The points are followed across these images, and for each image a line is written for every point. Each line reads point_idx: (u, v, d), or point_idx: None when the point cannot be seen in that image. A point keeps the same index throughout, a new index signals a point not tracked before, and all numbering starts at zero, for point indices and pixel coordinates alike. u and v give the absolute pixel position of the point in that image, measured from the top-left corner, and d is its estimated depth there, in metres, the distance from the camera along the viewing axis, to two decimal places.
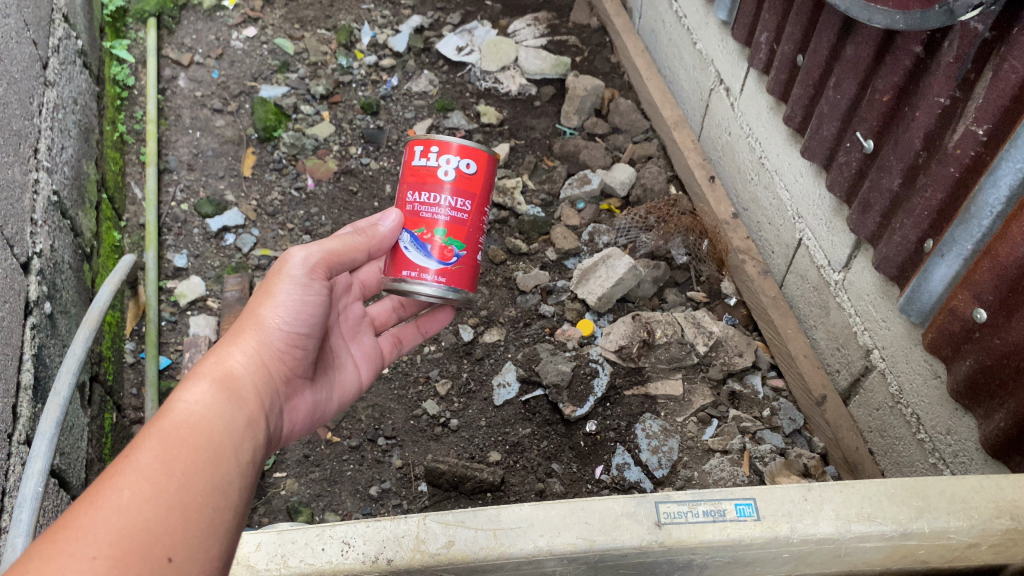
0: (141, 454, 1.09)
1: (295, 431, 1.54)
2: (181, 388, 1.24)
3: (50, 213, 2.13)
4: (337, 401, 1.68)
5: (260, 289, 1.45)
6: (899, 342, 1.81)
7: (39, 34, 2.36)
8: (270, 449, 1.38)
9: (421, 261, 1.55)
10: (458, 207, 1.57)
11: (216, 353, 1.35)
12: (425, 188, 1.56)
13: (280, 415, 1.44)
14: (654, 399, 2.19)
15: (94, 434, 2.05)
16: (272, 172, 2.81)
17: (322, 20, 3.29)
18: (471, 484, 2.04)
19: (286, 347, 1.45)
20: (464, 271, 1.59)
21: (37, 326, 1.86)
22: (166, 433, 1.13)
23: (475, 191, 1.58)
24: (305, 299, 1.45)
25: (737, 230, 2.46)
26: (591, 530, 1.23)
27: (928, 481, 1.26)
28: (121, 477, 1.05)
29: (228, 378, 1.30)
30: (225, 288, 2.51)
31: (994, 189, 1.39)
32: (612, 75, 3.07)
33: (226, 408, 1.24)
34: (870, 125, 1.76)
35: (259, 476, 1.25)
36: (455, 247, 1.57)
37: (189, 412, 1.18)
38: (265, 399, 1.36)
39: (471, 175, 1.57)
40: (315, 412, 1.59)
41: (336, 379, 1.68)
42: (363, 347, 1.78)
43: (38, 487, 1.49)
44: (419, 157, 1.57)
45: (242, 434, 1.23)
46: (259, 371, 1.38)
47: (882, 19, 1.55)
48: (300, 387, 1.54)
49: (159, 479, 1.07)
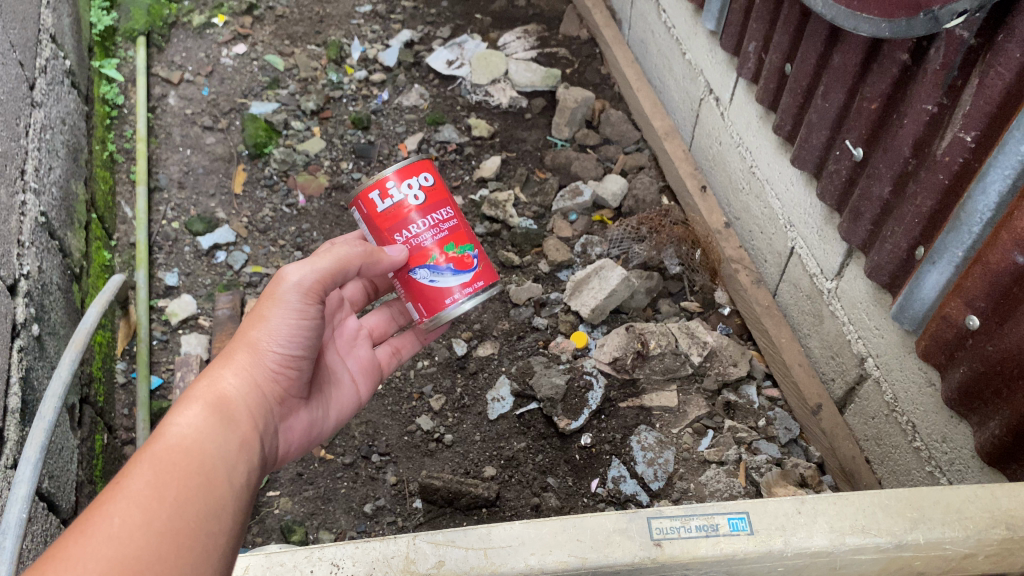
0: (132, 480, 1.08)
1: (290, 451, 1.53)
2: (173, 412, 1.23)
3: (38, 234, 2.12)
4: (335, 418, 1.66)
5: (253, 312, 1.44)
6: (892, 350, 1.80)
7: (26, 55, 2.37)
8: (266, 471, 1.37)
9: (449, 284, 1.59)
10: (444, 218, 1.60)
11: (207, 376, 1.34)
12: (406, 223, 1.56)
13: (276, 435, 1.43)
14: (649, 411, 2.17)
15: (85, 456, 2.03)
16: (264, 189, 2.80)
17: (312, 36, 3.30)
18: (466, 500, 2.03)
19: (280, 368, 1.44)
20: (483, 267, 1.65)
21: (24, 348, 1.85)
22: (158, 459, 1.12)
23: (445, 198, 1.62)
24: (299, 322, 1.43)
25: (729, 240, 2.45)
26: (583, 547, 1.21)
27: (922, 492, 1.24)
28: (112, 504, 1.05)
29: (220, 401, 1.29)
30: (216, 306, 2.49)
31: (983, 197, 1.38)
32: (603, 86, 3.07)
33: (219, 431, 1.23)
34: (859, 133, 1.75)
35: (254, 498, 1.24)
36: (468, 252, 1.62)
37: (181, 436, 1.18)
38: (259, 422, 1.34)
39: (433, 186, 1.60)
40: (311, 432, 1.58)
41: (332, 396, 1.66)
42: (359, 359, 1.76)
43: (23, 514, 1.47)
44: (380, 202, 1.56)
45: (236, 457, 1.22)
46: (252, 393, 1.36)
47: (867, 28, 1.55)
48: (296, 408, 1.52)
49: (150, 506, 1.06)
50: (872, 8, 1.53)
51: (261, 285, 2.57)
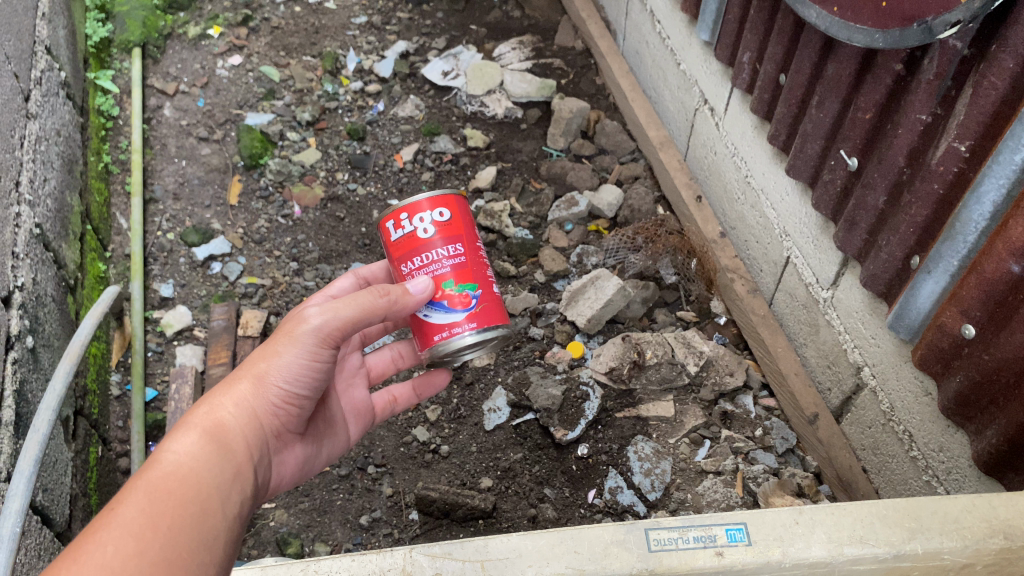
0: (126, 508, 1.07)
1: (282, 483, 1.51)
2: (169, 438, 1.21)
3: (32, 246, 2.12)
4: (327, 454, 1.64)
5: (265, 344, 1.40)
6: (889, 359, 1.80)
7: (21, 66, 2.37)
8: (257, 502, 1.35)
9: (447, 318, 1.52)
10: (454, 254, 1.54)
11: (207, 403, 1.31)
12: (416, 253, 1.53)
13: (270, 467, 1.42)
14: (646, 421, 2.17)
15: (79, 469, 2.01)
16: (259, 200, 2.80)
17: (307, 47, 3.31)
18: (463, 511, 2.02)
19: (282, 404, 1.40)
20: (489, 307, 1.56)
21: (18, 360, 1.84)
22: (152, 486, 1.11)
23: (460, 232, 1.56)
24: (310, 364, 1.38)
25: (725, 250, 2.46)
26: (580, 560, 1.20)
27: (920, 501, 1.23)
28: (105, 532, 1.03)
29: (217, 429, 1.27)
30: (211, 317, 2.48)
31: (978, 206, 1.39)
32: (598, 97, 3.09)
33: (215, 461, 1.21)
34: (853, 143, 1.76)
35: (245, 528, 1.23)
36: (469, 290, 1.53)
37: (177, 464, 1.16)
38: (255, 454, 1.33)
39: (448, 221, 1.55)
40: (303, 467, 1.56)
41: (328, 431, 1.64)
42: (354, 401, 1.74)
43: (16, 528, 1.45)
44: (395, 231, 1.55)
45: (229, 488, 1.21)
46: (251, 425, 1.33)
47: (862, 38, 1.57)
48: (290, 441, 1.51)
49: (144, 535, 1.05)
50: (867, 19, 1.55)
51: (256, 296, 2.56)
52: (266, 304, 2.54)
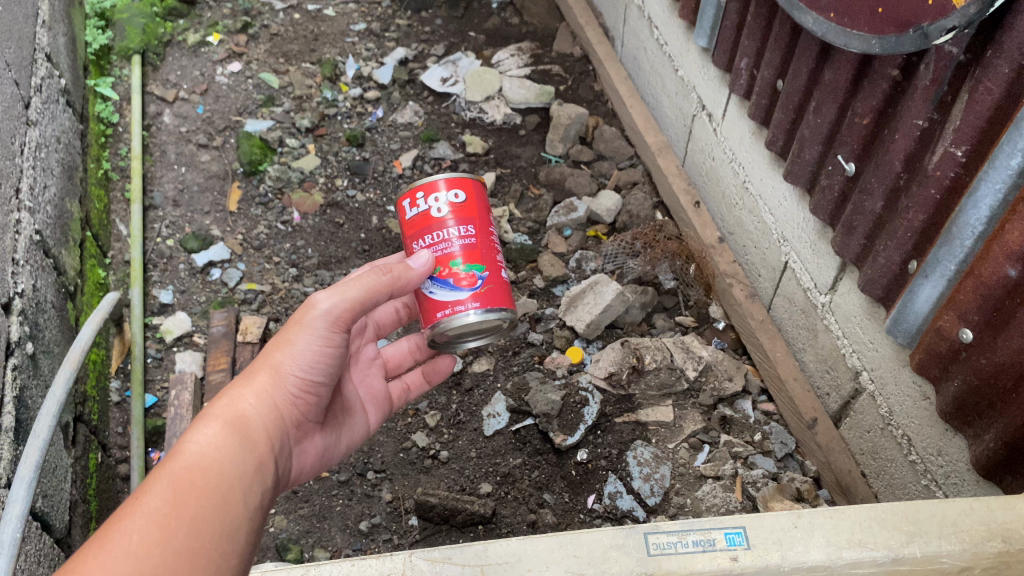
0: (150, 497, 1.07)
1: (302, 475, 1.51)
2: (192, 428, 1.22)
3: (32, 252, 2.12)
4: (346, 446, 1.64)
5: (279, 334, 1.41)
6: (887, 364, 1.80)
7: (21, 73, 2.38)
8: (279, 491, 1.36)
9: (451, 295, 1.52)
10: (466, 235, 1.54)
11: (227, 395, 1.32)
12: (428, 232, 1.54)
13: (290, 458, 1.41)
14: (645, 426, 2.17)
15: (79, 475, 2.01)
16: (259, 206, 2.81)
17: (306, 54, 3.32)
18: (462, 517, 2.01)
19: (299, 393, 1.41)
20: (495, 289, 1.56)
21: (17, 366, 1.84)
22: (176, 475, 1.11)
23: (474, 216, 1.57)
24: (323, 350, 1.40)
25: (723, 254, 2.46)
26: (580, 564, 1.20)
27: (918, 505, 1.24)
28: (129, 520, 1.04)
29: (238, 420, 1.28)
30: (211, 323, 2.49)
31: (974, 210, 1.39)
32: (596, 103, 3.10)
33: (236, 450, 1.21)
34: (850, 148, 1.77)
35: (267, 519, 1.23)
36: (477, 271, 1.54)
37: (199, 453, 1.16)
38: (275, 444, 1.33)
39: (464, 203, 1.56)
40: (323, 458, 1.56)
41: (346, 423, 1.64)
42: (371, 390, 1.75)
43: (16, 533, 1.45)
44: (410, 209, 1.56)
45: (251, 479, 1.20)
46: (270, 415, 1.34)
47: (858, 44, 1.58)
48: (310, 432, 1.51)
49: (168, 524, 1.05)
50: (863, 24, 1.56)
51: (256, 303, 2.56)
52: (265, 310, 2.55)
